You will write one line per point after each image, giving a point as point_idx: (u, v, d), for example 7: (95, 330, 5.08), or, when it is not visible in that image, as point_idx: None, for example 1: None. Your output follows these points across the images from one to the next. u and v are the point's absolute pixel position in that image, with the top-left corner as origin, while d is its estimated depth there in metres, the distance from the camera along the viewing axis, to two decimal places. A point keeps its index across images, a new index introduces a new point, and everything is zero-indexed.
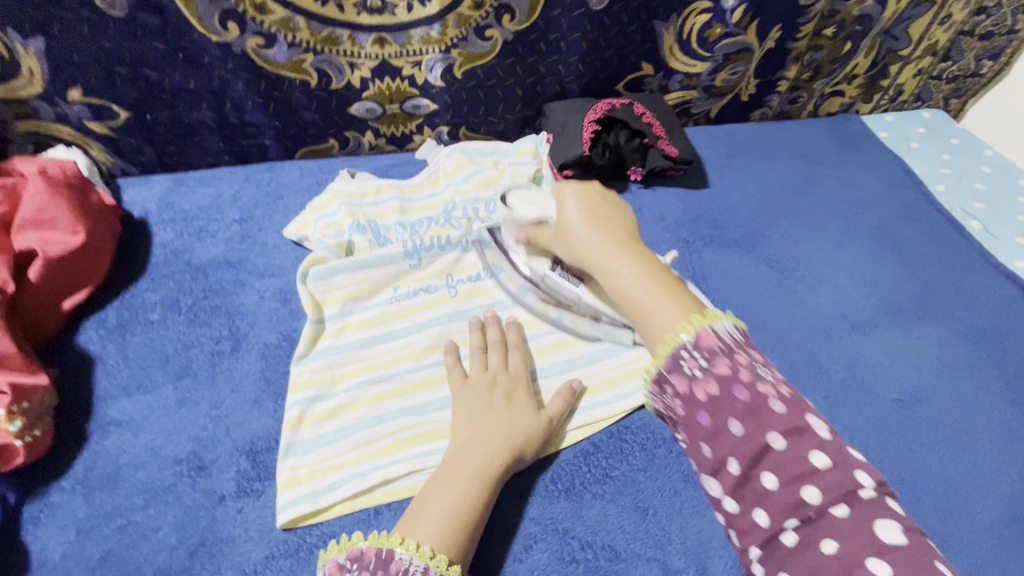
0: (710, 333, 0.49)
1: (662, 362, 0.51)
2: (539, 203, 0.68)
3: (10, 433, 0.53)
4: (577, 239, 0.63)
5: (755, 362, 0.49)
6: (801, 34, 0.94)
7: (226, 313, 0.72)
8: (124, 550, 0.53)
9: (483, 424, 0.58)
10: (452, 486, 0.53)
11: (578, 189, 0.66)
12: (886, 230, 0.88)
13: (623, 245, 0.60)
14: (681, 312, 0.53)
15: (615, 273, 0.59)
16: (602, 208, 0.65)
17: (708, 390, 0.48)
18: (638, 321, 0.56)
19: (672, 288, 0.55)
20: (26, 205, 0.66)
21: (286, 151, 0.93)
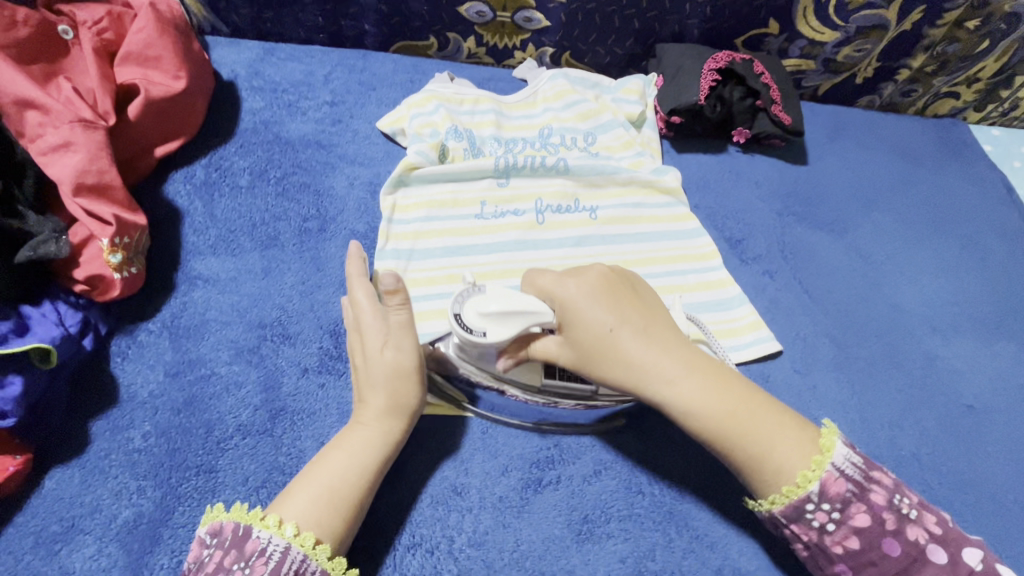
0: (837, 477, 0.46)
1: (779, 505, 0.48)
2: (515, 312, 0.50)
3: (111, 264, 0.53)
4: (663, 388, 0.48)
5: (891, 495, 0.47)
6: (942, 21, 0.89)
7: (314, 192, 0.70)
8: (207, 398, 0.53)
9: (364, 380, 0.51)
10: (334, 456, 0.48)
11: (581, 281, 0.51)
12: (981, 243, 0.86)
13: (688, 356, 0.49)
14: (801, 450, 0.47)
15: (677, 387, 0.48)
16: (620, 298, 0.51)
17: (849, 547, 0.46)
18: (732, 438, 0.47)
19: (763, 409, 0.48)
20: (133, 37, 0.63)
21: (382, 41, 0.88)
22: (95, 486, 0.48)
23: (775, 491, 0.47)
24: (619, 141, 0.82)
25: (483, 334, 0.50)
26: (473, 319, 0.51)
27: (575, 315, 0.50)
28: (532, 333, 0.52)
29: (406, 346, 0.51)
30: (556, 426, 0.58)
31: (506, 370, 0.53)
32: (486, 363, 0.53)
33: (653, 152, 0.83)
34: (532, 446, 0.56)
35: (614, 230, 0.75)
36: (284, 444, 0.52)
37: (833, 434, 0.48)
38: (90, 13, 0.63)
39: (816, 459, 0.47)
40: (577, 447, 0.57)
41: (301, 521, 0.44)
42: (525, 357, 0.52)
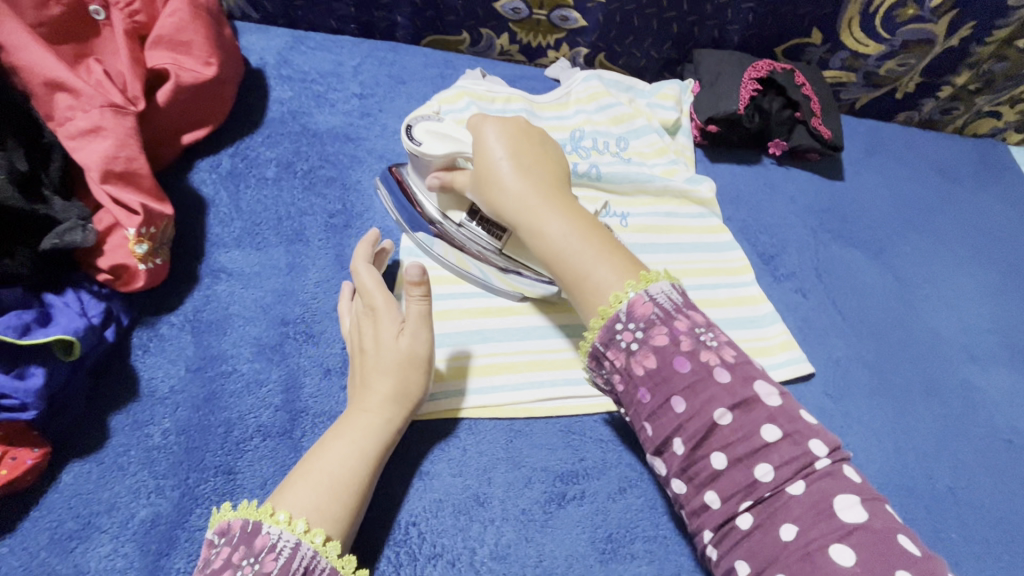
0: (644, 300, 0.48)
1: (595, 336, 0.50)
2: (450, 138, 0.58)
3: (136, 255, 0.51)
4: (504, 181, 0.54)
5: (697, 327, 0.48)
6: (991, 38, 0.86)
7: (341, 186, 0.69)
8: (229, 396, 0.52)
9: (372, 365, 0.50)
10: (335, 449, 0.47)
11: (498, 122, 0.57)
12: (1020, 269, 0.83)
13: (550, 195, 0.54)
14: (617, 273, 0.51)
15: (545, 227, 0.52)
16: (527, 141, 0.57)
17: (646, 364, 0.47)
18: (568, 257, 0.52)
19: (597, 240, 0.52)
20: (165, 21, 0.61)
21: (414, 34, 0.87)
22: (112, 483, 0.47)
23: (594, 312, 0.50)
24: (652, 148, 0.80)
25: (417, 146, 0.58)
26: (422, 135, 0.58)
27: (484, 148, 0.55)
28: (456, 167, 0.58)
29: (421, 336, 0.51)
30: (580, 440, 0.56)
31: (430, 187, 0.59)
32: (428, 192, 0.61)
33: (686, 160, 0.81)
34: (557, 460, 0.55)
35: (644, 239, 0.73)
36: (305, 447, 0.51)
37: (663, 276, 0.50)
38: None
39: (629, 283, 0.50)
40: (603, 464, 0.55)
41: (310, 515, 0.43)
42: (452, 183, 0.58)
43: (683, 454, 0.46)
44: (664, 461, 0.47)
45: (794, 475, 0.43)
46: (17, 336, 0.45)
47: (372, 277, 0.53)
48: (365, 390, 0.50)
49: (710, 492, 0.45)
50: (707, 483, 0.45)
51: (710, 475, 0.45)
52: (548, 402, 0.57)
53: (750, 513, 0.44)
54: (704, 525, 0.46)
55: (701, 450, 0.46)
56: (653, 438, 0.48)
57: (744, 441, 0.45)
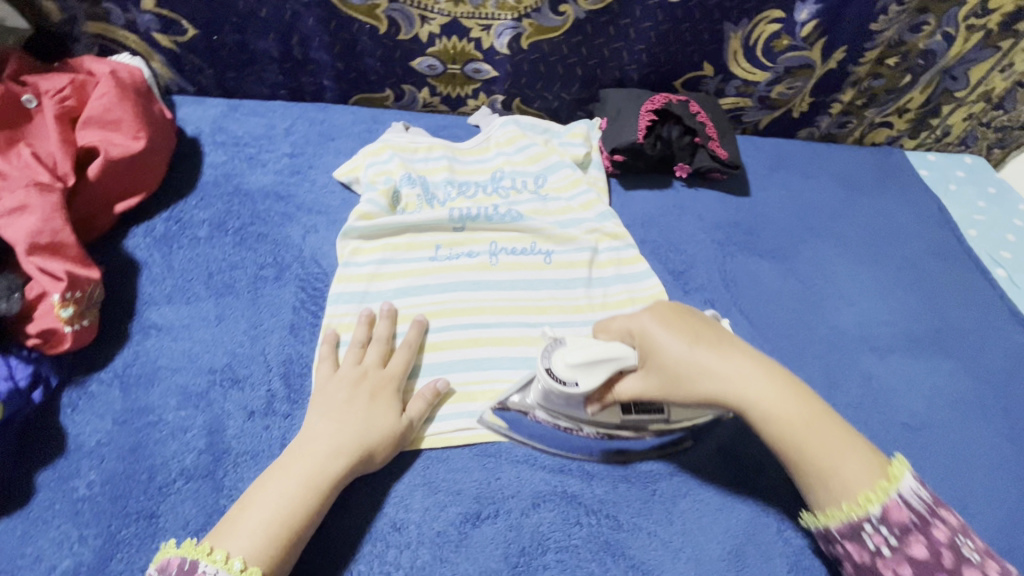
0: (902, 506, 0.50)
1: (834, 523, 0.52)
2: (605, 359, 0.56)
3: (62, 318, 0.55)
4: (680, 368, 0.54)
5: (950, 533, 0.49)
6: (864, 59, 0.95)
7: (270, 241, 0.74)
8: (154, 445, 0.55)
9: (339, 414, 0.56)
10: (277, 490, 0.51)
11: (653, 314, 0.58)
12: (916, 264, 0.90)
13: (766, 368, 0.54)
14: (864, 472, 0.51)
15: (768, 415, 0.53)
16: (685, 322, 0.57)
17: (899, 570, 0.49)
18: (799, 443, 0.52)
19: (837, 435, 0.52)
20: (94, 103, 0.67)
21: (342, 95, 0.93)
22: (38, 536, 0.49)
23: (835, 503, 0.52)
24: (567, 181, 0.86)
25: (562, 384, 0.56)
26: (568, 373, 0.56)
27: (650, 339, 0.55)
28: (615, 379, 0.57)
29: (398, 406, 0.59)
30: (496, 460, 0.60)
31: (592, 412, 0.59)
32: (575, 412, 0.59)
33: (599, 191, 0.87)
34: (472, 483, 0.58)
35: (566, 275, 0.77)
36: (227, 486, 0.54)
37: (904, 467, 0.52)
38: (54, 83, 0.67)
39: (881, 484, 0.51)
40: (517, 482, 0.59)
41: (247, 555, 0.47)
42: (614, 397, 0.58)
43: None
44: None
45: None
46: None
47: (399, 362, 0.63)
48: (318, 438, 0.55)
49: None
50: None
51: None
52: (470, 429, 0.61)
53: None
54: None
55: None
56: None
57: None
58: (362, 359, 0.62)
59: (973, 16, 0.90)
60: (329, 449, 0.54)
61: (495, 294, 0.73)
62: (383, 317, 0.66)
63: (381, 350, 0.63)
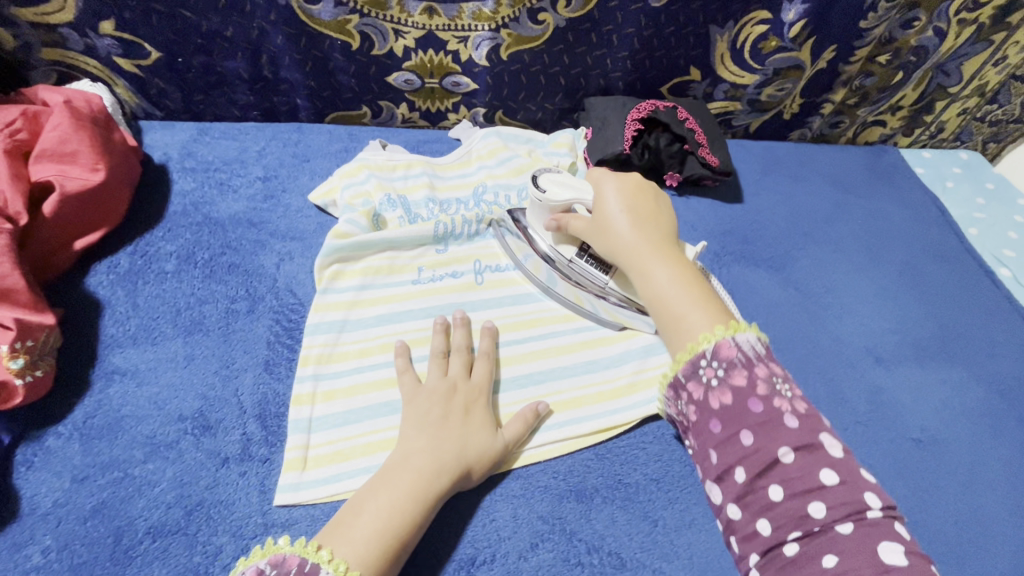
0: (731, 346, 0.53)
1: (680, 368, 0.56)
2: (573, 188, 0.68)
3: (11, 370, 0.51)
4: (618, 238, 0.63)
5: (772, 375, 0.53)
6: (855, 58, 0.92)
7: (243, 271, 0.70)
8: (118, 504, 0.51)
9: (439, 427, 0.55)
10: (385, 499, 0.50)
11: (617, 181, 0.67)
12: (918, 267, 0.87)
13: (657, 246, 0.62)
14: (710, 321, 0.56)
15: (651, 273, 0.61)
16: (641, 196, 0.66)
17: (722, 400, 0.53)
18: (666, 296, 0.59)
19: (698, 292, 0.59)
20: (48, 135, 0.63)
21: (316, 113, 0.90)
22: None
23: (683, 346, 0.56)
24: None
25: (543, 193, 0.67)
26: (547, 185, 0.68)
27: (603, 200, 0.65)
28: (572, 211, 0.67)
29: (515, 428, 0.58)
30: (490, 499, 0.56)
31: (549, 232, 0.69)
32: (544, 233, 0.70)
33: None
34: (465, 523, 0.55)
35: None
36: (200, 542, 0.50)
37: (749, 327, 0.55)
38: (3, 115, 0.63)
39: (721, 329, 0.55)
40: (512, 521, 0.55)
41: (361, 567, 0.46)
42: (568, 226, 0.67)
43: (744, 484, 0.50)
44: (721, 489, 0.52)
45: (845, 518, 0.46)
46: None
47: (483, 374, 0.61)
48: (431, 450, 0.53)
49: (762, 519, 0.49)
50: (761, 509, 0.50)
51: (764, 504, 0.49)
52: None
53: (797, 542, 0.47)
54: (750, 549, 0.50)
55: (762, 480, 0.50)
56: (716, 466, 0.53)
57: (802, 481, 0.48)
58: (448, 371, 0.60)
59: (964, 10, 0.87)
60: (434, 462, 0.52)
61: (484, 316, 0.69)
62: (458, 324, 0.65)
63: (467, 359, 0.62)
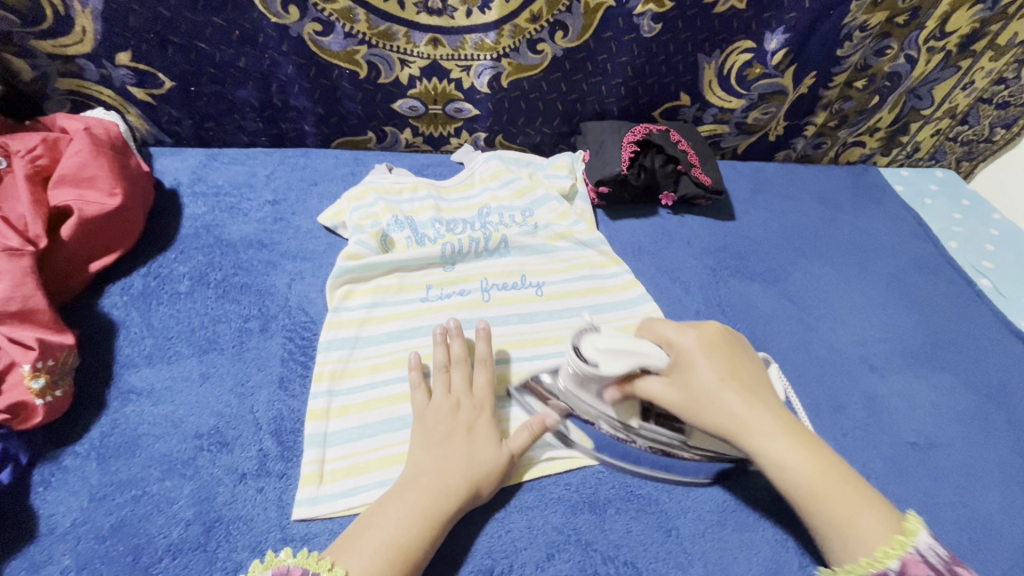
0: (921, 561, 0.44)
1: None
2: (630, 354, 0.54)
3: (32, 390, 0.51)
4: (713, 404, 0.53)
5: None
6: (833, 83, 0.98)
7: (255, 292, 0.71)
8: (137, 521, 0.51)
9: (446, 444, 0.56)
10: (395, 514, 0.51)
11: (700, 334, 0.57)
12: (904, 279, 0.91)
13: (780, 418, 0.53)
14: (882, 525, 0.47)
15: (767, 451, 0.51)
16: (724, 353, 0.56)
17: None
18: (807, 492, 0.50)
19: (846, 484, 0.49)
20: (67, 161, 0.65)
21: (322, 139, 0.93)
22: None
23: (840, 562, 0.48)
24: (554, 214, 0.86)
25: (598, 369, 0.54)
26: (596, 354, 0.55)
27: (683, 363, 0.55)
28: (635, 376, 0.56)
29: (520, 440, 0.58)
30: (505, 511, 0.57)
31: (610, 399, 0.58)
32: (603, 404, 0.59)
33: (588, 221, 0.87)
34: (483, 535, 0.55)
35: (561, 305, 0.77)
36: (220, 558, 0.50)
37: (920, 522, 0.47)
38: (24, 142, 0.65)
39: (898, 540, 0.46)
40: (528, 532, 0.56)
41: None
42: (632, 394, 0.57)
43: None
44: None
45: None
46: None
47: (486, 386, 0.61)
48: (439, 467, 0.54)
49: None
50: None
51: None
52: None
53: None
54: None
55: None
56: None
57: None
58: (451, 387, 0.61)
59: (932, 39, 0.93)
60: (442, 481, 0.53)
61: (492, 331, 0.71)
62: (456, 334, 0.65)
63: (467, 371, 0.63)
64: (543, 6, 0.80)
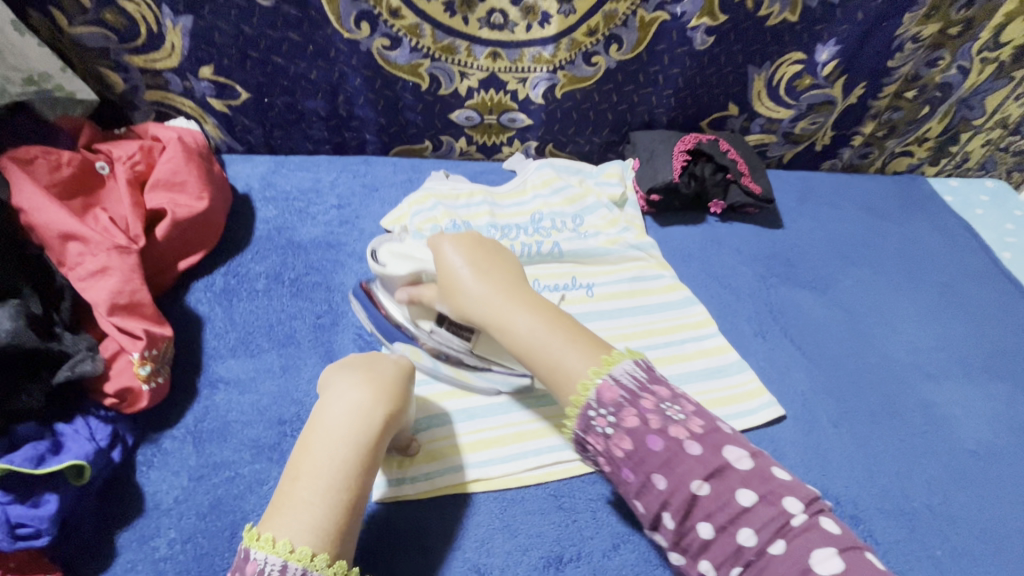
0: (610, 385, 0.53)
1: (576, 423, 0.55)
2: (415, 258, 0.62)
3: (140, 376, 0.56)
4: (464, 296, 0.58)
5: (661, 402, 0.53)
6: (883, 93, 0.98)
7: (326, 289, 0.75)
8: (232, 500, 0.55)
9: (360, 373, 0.54)
10: (318, 457, 0.49)
11: (454, 239, 0.61)
12: (957, 289, 0.90)
13: (510, 293, 0.58)
14: (586, 359, 0.55)
15: (512, 324, 0.56)
16: (483, 251, 0.60)
17: (623, 447, 0.52)
18: (524, 347, 0.56)
19: (564, 330, 0.56)
20: (162, 167, 0.70)
21: (382, 147, 0.97)
22: None
23: (570, 396, 0.55)
24: (604, 221, 0.89)
25: (382, 268, 0.63)
26: (386, 258, 0.64)
27: (441, 260, 0.59)
28: (423, 279, 0.62)
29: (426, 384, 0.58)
30: (572, 501, 0.60)
31: (400, 302, 0.64)
32: (399, 307, 0.65)
33: (638, 227, 0.90)
34: (551, 524, 0.58)
35: (611, 306, 0.79)
36: None
37: (624, 355, 0.56)
38: (124, 149, 0.70)
39: (595, 370, 0.54)
40: (594, 523, 0.58)
41: (297, 536, 0.45)
42: (419, 298, 0.62)
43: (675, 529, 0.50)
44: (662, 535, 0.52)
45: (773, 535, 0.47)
46: (32, 466, 0.48)
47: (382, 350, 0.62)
48: (357, 393, 0.52)
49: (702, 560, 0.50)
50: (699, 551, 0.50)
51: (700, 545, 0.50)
52: (536, 469, 0.61)
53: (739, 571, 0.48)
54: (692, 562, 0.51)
55: (690, 522, 0.50)
56: (646, 515, 0.52)
57: (722, 507, 0.49)
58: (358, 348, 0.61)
59: (986, 49, 0.93)
60: (361, 407, 0.51)
61: None
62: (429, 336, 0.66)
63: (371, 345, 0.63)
64: (600, 20, 0.83)
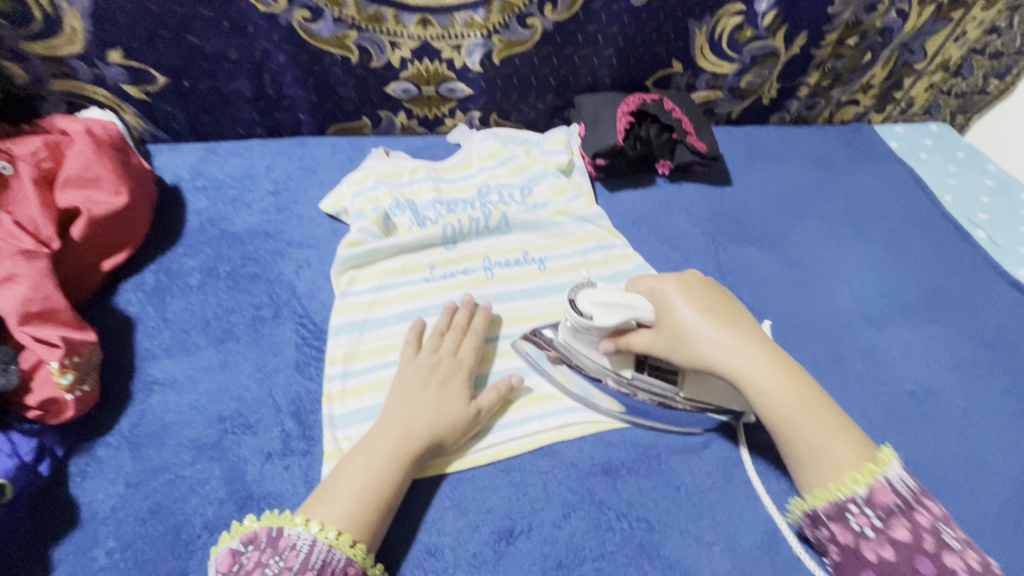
0: (887, 489, 0.50)
1: (825, 507, 0.53)
2: (620, 306, 0.59)
3: (62, 386, 0.54)
4: (707, 346, 0.57)
5: (936, 522, 0.49)
6: (825, 42, 0.97)
7: (265, 280, 0.73)
8: (173, 503, 0.54)
9: (415, 387, 0.60)
10: (365, 461, 0.54)
11: (678, 282, 0.61)
12: (900, 235, 0.92)
13: (757, 345, 0.57)
14: (857, 454, 0.53)
15: (745, 377, 0.56)
16: (704, 293, 0.60)
17: (880, 552, 0.49)
18: (802, 433, 0.54)
19: (821, 419, 0.54)
20: (71, 162, 0.66)
21: (318, 126, 0.93)
22: None
23: (813, 488, 0.54)
24: (552, 190, 0.87)
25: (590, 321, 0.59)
26: (591, 307, 0.59)
27: (670, 310, 0.59)
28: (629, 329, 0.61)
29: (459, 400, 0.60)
30: (523, 474, 0.60)
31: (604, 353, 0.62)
32: (598, 357, 0.63)
33: (586, 195, 0.88)
34: (501, 499, 0.58)
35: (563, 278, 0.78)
36: None
37: (891, 459, 0.52)
38: (26, 145, 0.65)
39: (869, 468, 0.52)
40: (544, 494, 0.59)
41: (340, 523, 0.50)
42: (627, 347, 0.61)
43: None
44: None
45: None
46: None
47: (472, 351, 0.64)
48: (411, 405, 0.58)
49: None
50: None
51: None
52: (488, 447, 0.61)
53: None
54: None
55: None
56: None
57: None
58: (439, 348, 0.64)
59: None
60: (408, 418, 0.57)
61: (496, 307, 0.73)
62: (466, 304, 0.68)
63: (461, 336, 0.65)
64: None
